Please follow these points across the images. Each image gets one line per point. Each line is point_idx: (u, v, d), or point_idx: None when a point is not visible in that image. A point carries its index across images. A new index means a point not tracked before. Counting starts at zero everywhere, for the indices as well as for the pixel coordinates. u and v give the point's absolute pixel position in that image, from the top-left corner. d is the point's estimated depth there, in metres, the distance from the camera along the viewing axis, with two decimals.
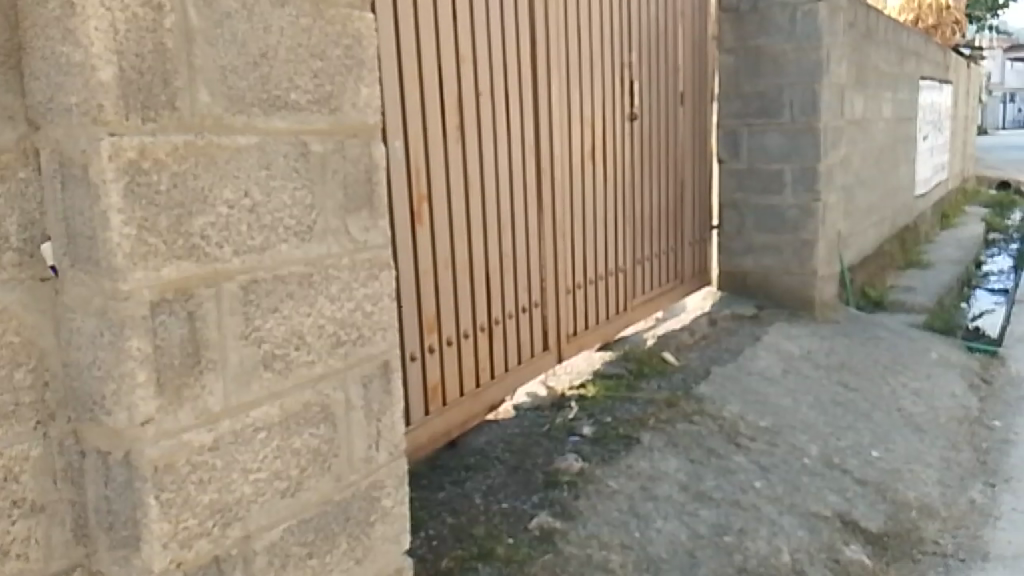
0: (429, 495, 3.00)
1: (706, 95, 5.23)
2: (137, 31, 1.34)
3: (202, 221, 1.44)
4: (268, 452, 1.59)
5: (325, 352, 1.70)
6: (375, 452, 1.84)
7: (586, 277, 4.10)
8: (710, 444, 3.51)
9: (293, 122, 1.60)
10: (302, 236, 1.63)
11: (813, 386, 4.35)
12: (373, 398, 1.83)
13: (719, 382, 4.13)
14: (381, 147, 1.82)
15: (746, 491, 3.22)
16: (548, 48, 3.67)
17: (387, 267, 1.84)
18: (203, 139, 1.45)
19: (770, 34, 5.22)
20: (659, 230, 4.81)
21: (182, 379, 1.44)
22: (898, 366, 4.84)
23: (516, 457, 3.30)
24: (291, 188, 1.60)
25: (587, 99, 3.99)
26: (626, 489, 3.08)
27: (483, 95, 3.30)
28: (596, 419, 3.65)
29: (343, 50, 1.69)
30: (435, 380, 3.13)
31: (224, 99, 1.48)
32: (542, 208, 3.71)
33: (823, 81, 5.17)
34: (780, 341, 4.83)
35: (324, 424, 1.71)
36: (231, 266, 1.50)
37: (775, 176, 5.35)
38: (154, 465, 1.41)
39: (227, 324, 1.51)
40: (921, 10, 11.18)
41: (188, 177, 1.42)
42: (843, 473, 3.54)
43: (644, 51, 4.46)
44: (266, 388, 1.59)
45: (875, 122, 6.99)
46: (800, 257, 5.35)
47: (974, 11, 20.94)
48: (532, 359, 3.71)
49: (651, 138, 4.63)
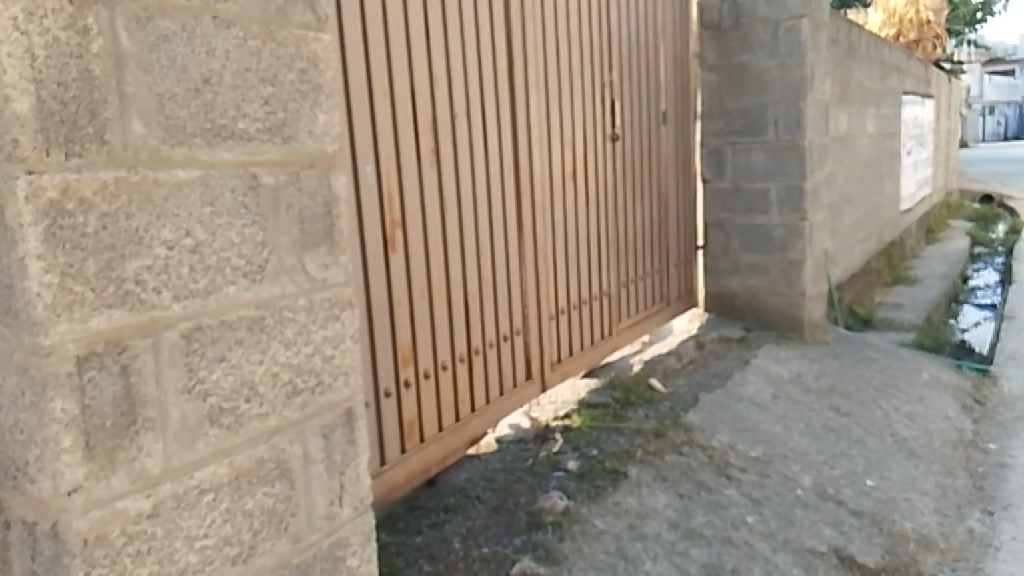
0: (406, 539, 2.86)
1: (689, 113, 5.14)
2: (59, 57, 1.20)
3: (136, 264, 1.30)
4: (215, 516, 1.45)
5: (279, 403, 1.56)
6: (338, 508, 1.70)
7: (569, 301, 3.97)
8: (700, 477, 3.37)
9: (240, 155, 1.47)
10: (253, 277, 1.50)
11: (804, 412, 4.22)
12: (336, 450, 1.69)
13: (708, 410, 4.00)
14: (342, 177, 1.68)
15: (739, 528, 3.09)
16: (527, 67, 3.56)
17: (350, 306, 1.71)
18: (137, 174, 1.31)
19: (753, 51, 5.14)
20: (643, 251, 4.69)
21: (116, 442, 1.29)
22: (890, 388, 4.73)
23: (498, 496, 3.15)
24: (239, 225, 1.47)
25: (567, 118, 3.88)
26: (612, 528, 2.94)
27: (459, 117, 3.17)
28: (581, 452, 3.51)
29: (297, 74, 1.56)
30: (411, 416, 2.99)
31: (161, 129, 1.34)
32: (522, 232, 3.58)
33: (807, 98, 5.08)
34: (769, 364, 4.71)
35: (280, 481, 1.57)
36: (171, 313, 1.36)
37: (760, 196, 5.25)
38: (83, 538, 1.26)
39: (167, 378, 1.36)
40: (903, 25, 11.34)
41: (121, 217, 1.28)
42: (837, 504, 3.41)
43: (625, 69, 4.36)
44: (213, 445, 1.44)
45: (860, 138, 6.93)
46: (788, 278, 5.25)
47: (955, 25, 21.01)
48: (514, 390, 3.57)
49: (634, 157, 4.52)
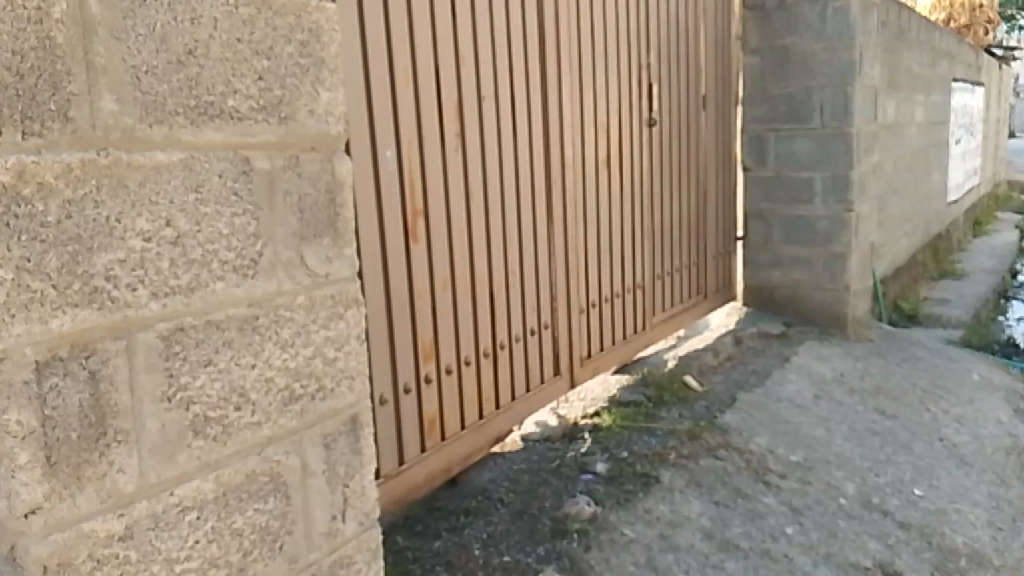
0: (423, 544, 2.71)
1: (730, 98, 4.93)
2: (13, 23, 1.06)
3: (107, 257, 1.16)
4: (200, 536, 1.30)
5: (273, 411, 1.41)
6: (341, 524, 1.56)
7: (601, 293, 3.80)
8: (736, 483, 3.19)
9: (231, 135, 1.32)
10: (244, 272, 1.35)
11: (847, 414, 4.01)
12: (338, 461, 1.54)
13: (745, 410, 3.81)
14: (348, 162, 1.51)
15: (778, 540, 2.89)
16: (559, 48, 3.37)
17: (356, 304, 1.55)
18: (108, 157, 1.16)
19: (798, 33, 4.89)
20: (680, 241, 4.49)
21: (82, 456, 1.16)
22: (939, 389, 4.48)
23: (521, 500, 3.00)
24: (228, 214, 1.32)
25: (601, 102, 3.69)
26: (643, 537, 2.77)
27: (486, 100, 3.00)
28: (611, 454, 3.34)
29: (297, 47, 1.40)
30: (431, 413, 2.84)
31: (138, 106, 1.19)
32: (552, 223, 3.40)
33: (857, 81, 4.81)
34: (811, 363, 4.49)
35: (274, 497, 1.42)
36: (148, 312, 1.22)
37: (803, 186, 5.01)
38: (43, 565, 1.12)
39: (144, 385, 1.22)
40: (953, 9, 10.95)
41: (88, 204, 1.14)
42: (883, 515, 3.19)
43: (663, 51, 4.16)
44: (197, 459, 1.30)
45: (908, 126, 6.63)
46: (832, 272, 5.00)
47: (1005, 10, 20.35)
48: (542, 386, 3.40)
49: (671, 144, 4.31)
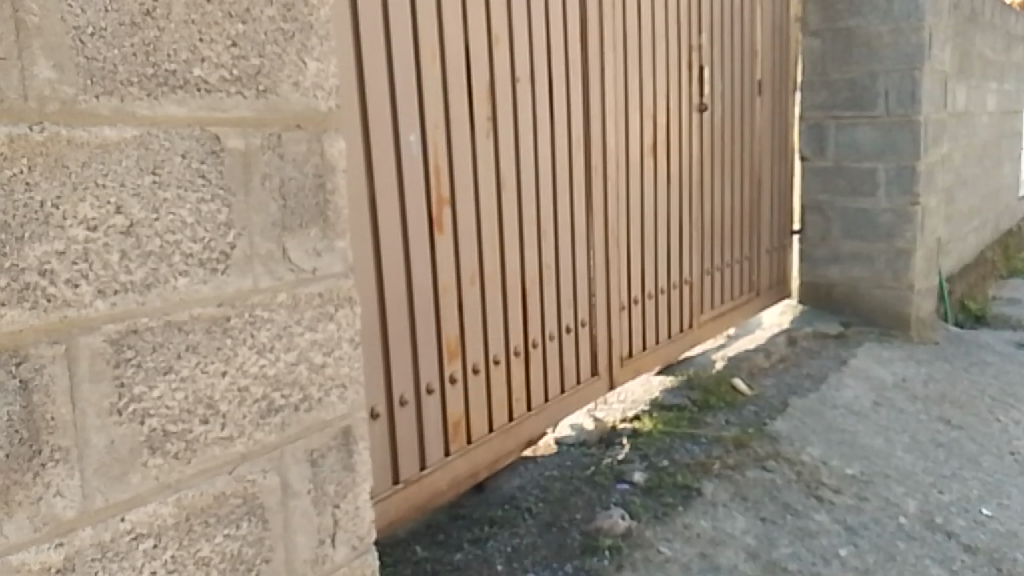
0: (443, 555, 2.55)
1: (787, 83, 4.66)
2: None
3: (41, 249, 1.00)
4: (155, 566, 1.14)
5: (248, 424, 1.24)
6: (330, 549, 1.39)
7: (644, 289, 3.58)
8: (785, 498, 2.95)
9: (198, 110, 1.15)
10: (213, 269, 1.18)
11: (908, 423, 3.72)
12: (328, 481, 1.37)
13: (797, 418, 3.56)
14: (340, 143, 1.33)
15: (829, 562, 2.63)
16: (602, 29, 3.15)
17: (349, 304, 1.38)
18: (44, 132, 1.00)
19: (863, 14, 4.58)
20: (731, 234, 4.24)
21: (11, 478, 1.00)
22: (1012, 396, 4.12)
23: (552, 509, 2.82)
24: (193, 200, 1.15)
25: (648, 87, 3.46)
26: (680, 556, 2.56)
27: (521, 83, 2.81)
28: (650, 462, 3.14)
29: (280, 9, 1.23)
30: (457, 415, 2.67)
31: (82, 74, 1.03)
32: (591, 215, 3.19)
33: (926, 64, 4.47)
34: (870, 367, 4.21)
35: (249, 521, 1.26)
36: (94, 312, 1.06)
37: (865, 177, 4.71)
38: None
39: (88, 395, 1.07)
40: None
41: (17, 187, 0.98)
42: (947, 536, 2.86)
43: (716, 31, 3.91)
44: (153, 480, 1.14)
45: (979, 116, 6.24)
46: (894, 270, 4.70)
47: None
48: (578, 386, 3.20)
49: (722, 131, 4.06)
